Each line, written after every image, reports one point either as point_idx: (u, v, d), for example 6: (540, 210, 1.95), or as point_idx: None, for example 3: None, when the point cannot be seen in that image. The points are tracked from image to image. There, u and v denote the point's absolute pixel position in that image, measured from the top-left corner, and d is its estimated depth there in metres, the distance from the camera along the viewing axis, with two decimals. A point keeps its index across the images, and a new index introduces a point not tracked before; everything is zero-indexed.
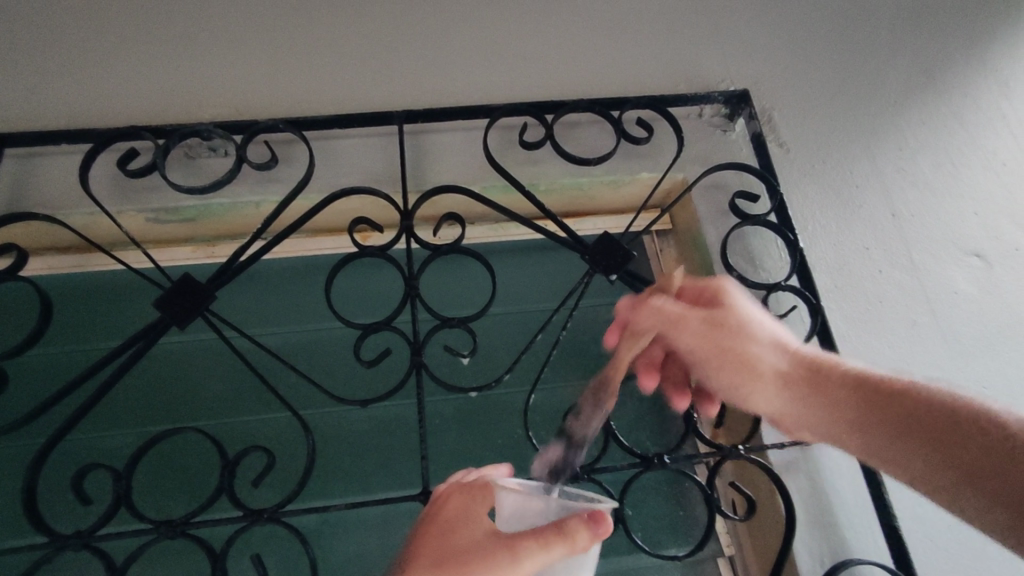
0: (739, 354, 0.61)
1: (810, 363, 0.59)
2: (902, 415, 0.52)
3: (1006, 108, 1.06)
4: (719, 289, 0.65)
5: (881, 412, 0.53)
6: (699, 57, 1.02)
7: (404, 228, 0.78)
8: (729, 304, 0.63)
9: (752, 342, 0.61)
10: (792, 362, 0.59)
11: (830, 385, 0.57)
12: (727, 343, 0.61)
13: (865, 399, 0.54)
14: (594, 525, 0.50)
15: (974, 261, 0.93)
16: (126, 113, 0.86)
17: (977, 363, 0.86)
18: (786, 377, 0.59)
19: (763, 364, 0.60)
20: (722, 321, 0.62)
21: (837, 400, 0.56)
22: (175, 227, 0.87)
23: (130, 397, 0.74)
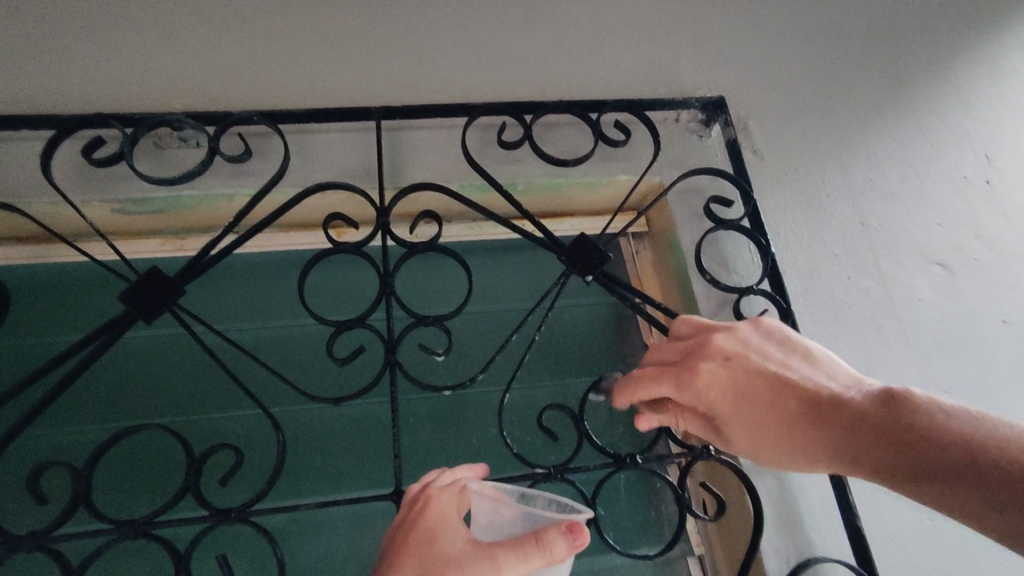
0: (762, 451, 0.62)
1: (817, 420, 0.59)
2: (906, 452, 0.52)
3: (967, 124, 1.10)
4: (697, 390, 0.64)
5: (900, 469, 0.53)
6: (677, 63, 1.03)
7: (380, 225, 0.77)
8: (719, 403, 0.64)
9: (764, 432, 0.62)
10: (801, 430, 0.60)
11: (843, 448, 0.57)
12: (750, 445, 0.63)
13: (881, 458, 0.54)
14: (571, 537, 0.51)
15: (936, 269, 0.96)
16: (93, 100, 0.83)
17: (939, 368, 0.88)
18: (803, 435, 0.59)
19: (782, 447, 0.61)
20: (727, 427, 0.64)
21: (857, 467, 0.56)
22: (142, 219, 0.85)
23: (88, 393, 0.71)
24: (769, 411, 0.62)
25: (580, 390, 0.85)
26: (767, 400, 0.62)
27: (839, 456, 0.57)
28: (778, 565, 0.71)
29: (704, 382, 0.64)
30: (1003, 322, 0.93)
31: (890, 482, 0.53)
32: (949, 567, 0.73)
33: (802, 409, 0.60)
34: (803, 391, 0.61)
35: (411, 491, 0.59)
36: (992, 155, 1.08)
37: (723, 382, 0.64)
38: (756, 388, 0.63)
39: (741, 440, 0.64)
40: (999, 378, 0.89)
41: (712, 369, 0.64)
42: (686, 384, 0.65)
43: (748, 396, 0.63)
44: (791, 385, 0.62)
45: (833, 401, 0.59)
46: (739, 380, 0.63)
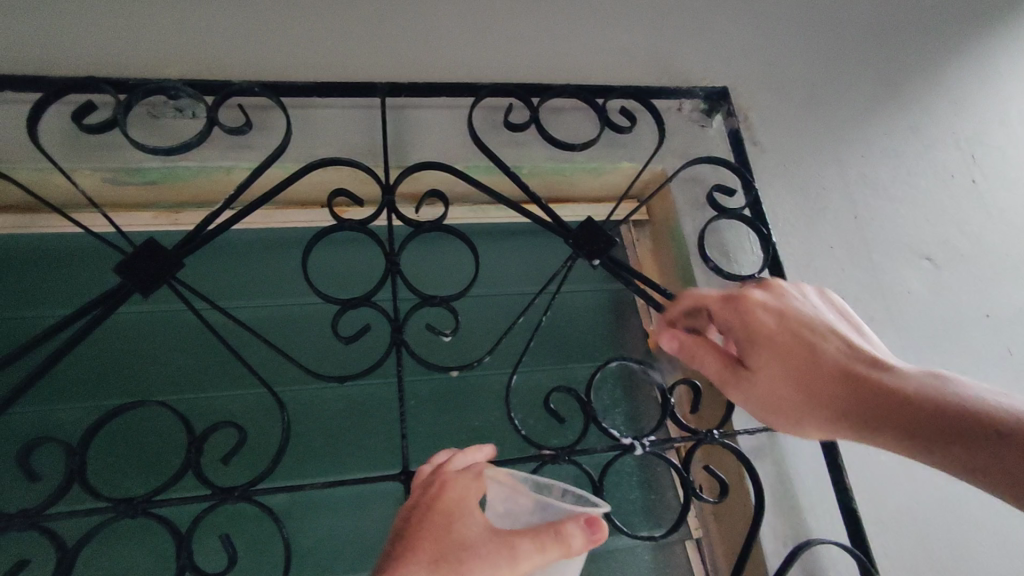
0: (785, 388, 0.62)
1: (853, 379, 0.59)
2: (937, 419, 0.53)
3: (955, 124, 1.13)
4: (743, 311, 0.66)
5: (928, 427, 0.53)
6: (681, 53, 1.03)
7: (386, 203, 0.75)
8: (758, 329, 0.64)
9: (795, 370, 0.62)
10: (832, 376, 0.60)
11: (874, 398, 0.57)
12: (773, 379, 0.63)
13: (915, 411, 0.54)
14: (590, 530, 0.51)
15: (924, 263, 0.98)
16: (83, 63, 0.79)
17: (927, 358, 0.91)
18: (833, 390, 0.59)
19: (808, 387, 0.61)
20: (758, 354, 0.64)
21: (885, 417, 0.56)
22: (135, 189, 0.82)
23: (80, 368, 0.68)
24: (808, 351, 0.62)
25: (582, 374, 0.85)
26: (807, 340, 0.62)
27: (867, 406, 0.57)
28: (774, 549, 0.72)
29: (751, 307, 0.66)
30: (986, 316, 0.96)
31: (917, 436, 0.54)
32: (936, 549, 0.75)
33: (837, 358, 0.61)
34: (843, 346, 0.62)
35: (422, 474, 0.59)
36: (978, 155, 1.11)
37: (769, 313, 0.65)
38: (799, 329, 0.63)
39: (768, 372, 0.63)
40: (981, 370, 0.92)
41: (764, 301, 0.66)
42: (734, 303, 0.67)
43: (789, 332, 0.63)
44: (832, 337, 0.63)
45: (873, 362, 0.59)
46: (785, 317, 0.65)
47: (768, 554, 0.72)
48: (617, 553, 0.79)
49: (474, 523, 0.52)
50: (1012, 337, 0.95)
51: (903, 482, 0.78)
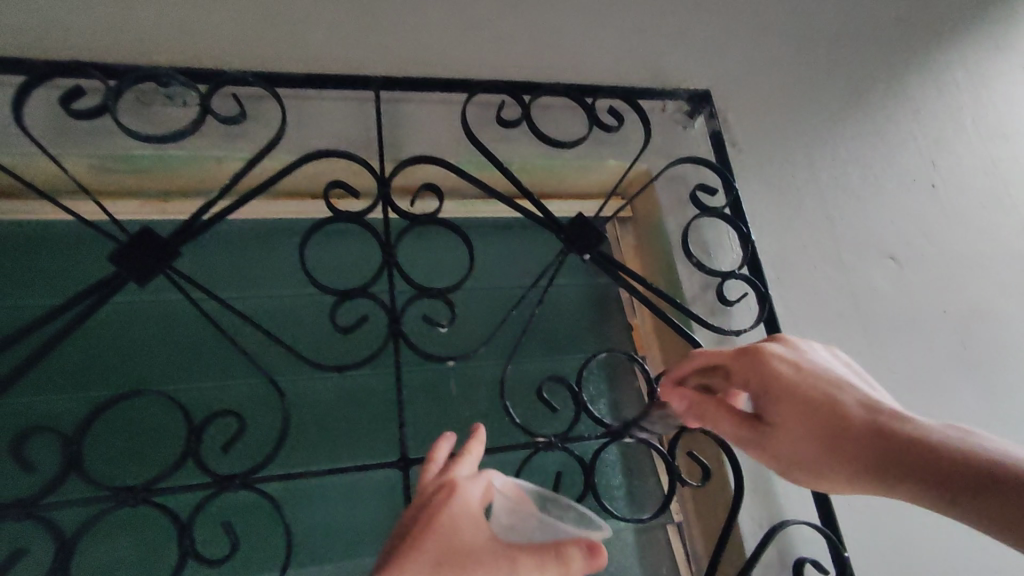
0: (808, 448, 0.62)
1: (877, 436, 0.58)
2: (970, 479, 0.53)
3: (917, 131, 1.20)
4: (760, 366, 0.66)
5: (961, 485, 0.53)
6: (664, 56, 1.07)
7: (382, 196, 0.76)
8: (778, 384, 0.64)
9: (817, 428, 0.61)
10: (855, 430, 0.59)
11: (902, 456, 0.57)
12: (796, 436, 0.62)
13: (946, 470, 0.54)
14: (590, 556, 0.52)
15: (888, 262, 1.04)
16: (69, 46, 0.77)
17: (892, 350, 0.97)
18: (857, 449, 0.59)
19: (832, 446, 0.60)
20: (779, 411, 0.63)
21: (915, 476, 0.55)
22: (124, 176, 0.80)
23: (71, 357, 0.67)
24: (829, 407, 0.61)
25: (570, 365, 0.88)
26: (828, 396, 0.62)
27: (896, 464, 0.57)
28: (751, 530, 0.76)
29: (768, 361, 0.66)
30: (944, 312, 1.03)
31: (952, 495, 0.53)
32: (897, 527, 0.81)
33: (859, 414, 0.60)
34: (863, 399, 0.61)
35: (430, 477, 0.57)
36: (938, 161, 1.18)
37: (787, 367, 0.65)
38: (820, 383, 0.63)
39: (789, 429, 0.62)
40: (938, 363, 0.98)
41: (781, 355, 0.66)
42: (748, 358, 0.67)
43: (808, 387, 0.63)
44: (853, 389, 0.62)
45: (895, 414, 0.59)
46: (804, 371, 0.64)
47: (745, 535, 0.76)
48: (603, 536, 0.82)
49: (479, 531, 0.51)
50: (966, 332, 1.02)
51: None
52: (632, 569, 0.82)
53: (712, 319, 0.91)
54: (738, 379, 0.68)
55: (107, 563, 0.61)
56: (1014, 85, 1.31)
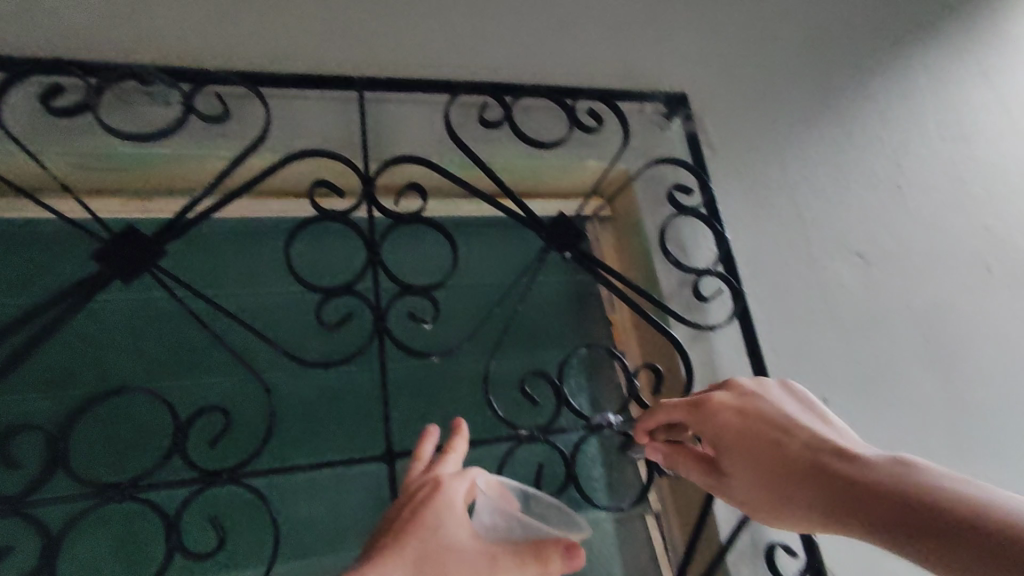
0: (763, 494, 0.64)
1: (823, 480, 0.60)
2: (908, 518, 0.53)
3: (883, 133, 1.24)
4: (709, 418, 0.69)
5: (902, 525, 0.53)
6: (642, 59, 1.10)
7: (365, 195, 0.77)
8: (727, 435, 0.67)
9: (766, 473, 0.64)
10: (802, 475, 0.62)
11: (843, 495, 0.58)
12: (750, 481, 0.65)
13: (881, 507, 0.55)
14: (569, 556, 0.55)
15: (856, 260, 1.08)
16: (49, 43, 0.77)
17: (859, 345, 1.01)
18: (808, 494, 0.61)
19: (781, 489, 0.63)
20: (730, 460, 0.67)
21: (855, 515, 0.57)
22: (106, 175, 0.80)
23: (54, 355, 0.67)
24: (775, 453, 0.64)
25: (552, 361, 0.90)
26: (774, 440, 0.65)
27: (846, 507, 0.58)
28: (725, 520, 0.79)
29: (715, 411, 0.69)
30: (909, 307, 1.07)
31: (891, 533, 0.54)
32: None
33: (804, 456, 0.62)
34: (811, 442, 0.63)
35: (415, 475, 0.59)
36: (903, 163, 1.23)
37: (733, 414, 0.68)
38: (766, 428, 0.66)
39: (743, 476, 0.66)
40: (902, 358, 1.02)
41: (726, 401, 0.69)
42: (698, 411, 0.70)
43: (756, 433, 0.66)
44: (800, 431, 0.64)
45: (841, 455, 0.61)
46: (751, 417, 0.67)
47: (720, 522, 0.79)
48: None
49: (462, 530, 0.53)
50: (929, 328, 1.06)
51: None
52: (611, 558, 0.84)
53: (688, 315, 0.94)
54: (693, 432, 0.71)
55: (93, 559, 0.61)
56: (975, 90, 1.37)
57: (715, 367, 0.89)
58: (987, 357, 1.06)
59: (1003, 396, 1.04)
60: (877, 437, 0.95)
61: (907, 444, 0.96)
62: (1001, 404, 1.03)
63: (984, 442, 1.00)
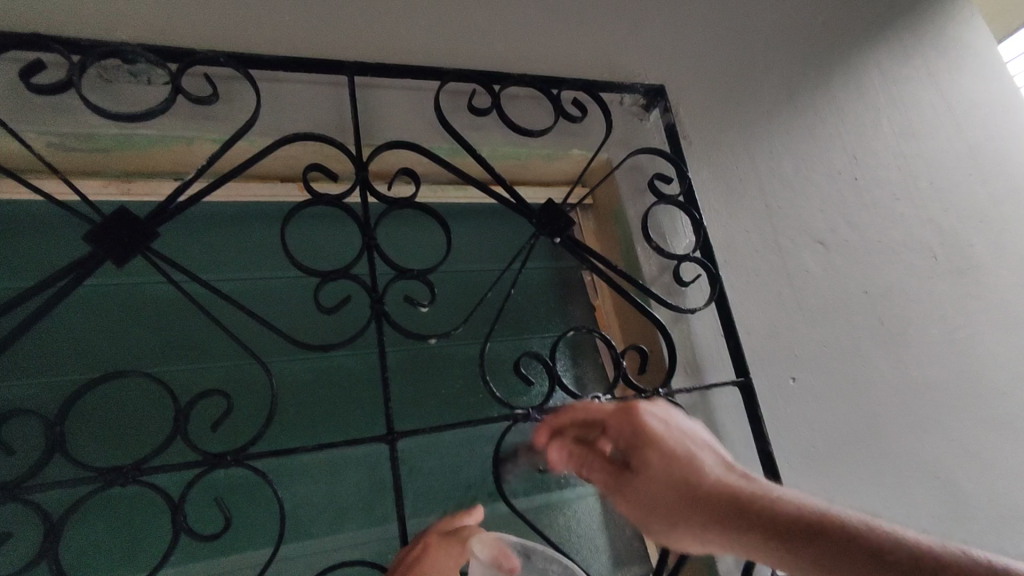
0: (663, 502, 0.58)
1: (726, 495, 0.56)
2: (811, 541, 0.52)
3: (841, 128, 1.32)
4: (634, 420, 0.63)
5: (807, 547, 0.52)
6: (621, 52, 1.13)
7: (360, 180, 0.77)
8: (645, 439, 0.61)
9: (677, 483, 0.58)
10: (710, 488, 0.57)
11: (748, 512, 0.54)
12: (659, 487, 0.59)
13: (793, 527, 0.53)
14: None
15: (819, 247, 1.15)
16: (24, 17, 0.74)
17: (822, 326, 1.08)
18: (712, 508, 0.56)
19: (691, 502, 0.57)
20: (642, 463, 0.60)
21: (768, 537, 0.53)
22: (89, 155, 0.78)
23: (47, 341, 0.66)
24: (687, 463, 0.59)
25: (538, 344, 0.93)
26: (688, 453, 0.59)
27: (750, 526, 0.54)
28: None
29: (641, 417, 0.63)
30: (865, 292, 1.14)
31: (792, 554, 0.53)
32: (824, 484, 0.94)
33: (716, 473, 0.58)
34: (722, 459, 0.59)
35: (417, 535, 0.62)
36: (860, 156, 1.31)
37: (658, 423, 0.62)
38: (683, 440, 0.60)
39: (651, 483, 0.59)
40: (859, 337, 1.09)
41: (653, 409, 0.63)
42: (624, 413, 0.64)
43: (672, 443, 0.60)
44: (712, 448, 0.60)
45: (746, 475, 0.57)
46: (672, 428, 0.61)
47: None
48: (571, 501, 0.88)
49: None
50: (884, 311, 1.14)
51: (799, 431, 0.97)
52: (598, 531, 0.88)
53: (668, 300, 0.98)
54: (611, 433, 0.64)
55: (100, 541, 0.62)
56: (921, 88, 1.46)
57: (695, 347, 0.94)
58: (934, 336, 1.15)
59: (949, 372, 1.13)
60: (840, 410, 1.01)
61: (866, 417, 1.03)
62: (949, 380, 1.12)
63: (936, 414, 1.08)
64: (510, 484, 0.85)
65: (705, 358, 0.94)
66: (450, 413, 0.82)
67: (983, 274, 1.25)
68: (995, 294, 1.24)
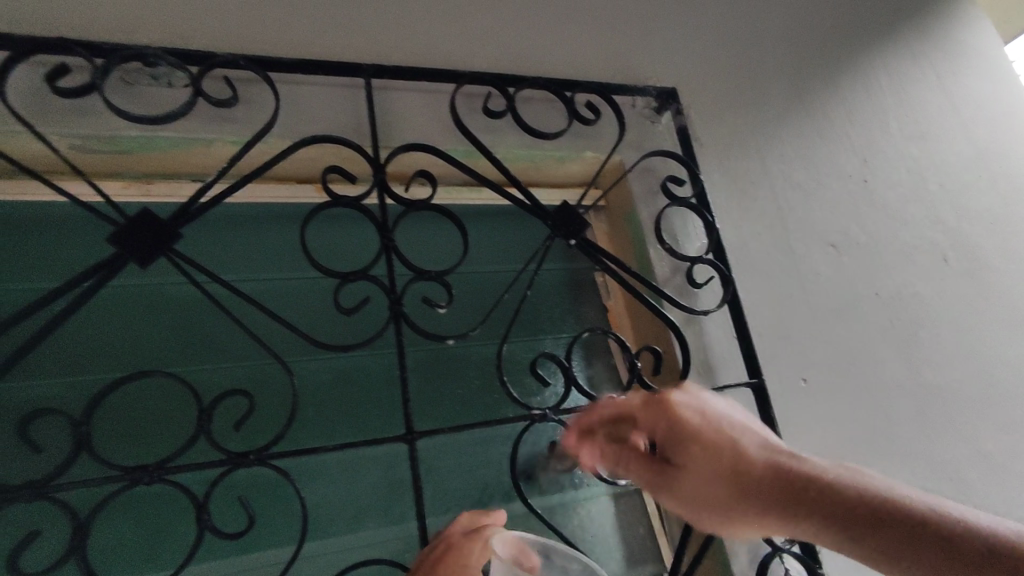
0: (711, 490, 0.61)
1: (771, 475, 0.59)
2: (855, 517, 0.56)
3: (850, 130, 1.32)
4: (667, 415, 0.64)
5: (852, 522, 0.56)
6: (633, 56, 1.14)
7: (378, 182, 0.78)
8: (685, 433, 0.63)
9: (725, 472, 0.60)
10: (754, 471, 0.60)
11: (795, 492, 0.58)
12: (708, 478, 0.61)
13: (845, 508, 0.56)
14: None
15: (829, 249, 1.16)
16: (47, 22, 0.74)
17: (833, 328, 1.08)
18: (762, 492, 0.59)
19: (741, 488, 0.60)
20: (684, 457, 0.62)
21: (814, 514, 0.57)
22: (110, 157, 0.79)
23: (73, 341, 0.67)
24: (729, 450, 0.61)
25: (552, 346, 0.94)
26: (728, 439, 0.61)
27: (796, 502, 0.58)
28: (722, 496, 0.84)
29: (675, 409, 0.64)
30: (875, 294, 1.15)
31: (839, 528, 0.56)
32: None
33: (759, 455, 0.60)
34: (761, 440, 0.61)
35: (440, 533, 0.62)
36: (869, 158, 1.31)
37: (693, 413, 0.64)
38: (720, 427, 0.62)
39: (697, 475, 0.62)
40: (872, 340, 1.10)
41: (684, 399, 0.64)
42: (654, 407, 0.65)
43: (711, 432, 0.62)
44: (751, 429, 0.62)
45: (788, 453, 0.60)
46: (706, 415, 0.63)
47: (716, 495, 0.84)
48: (586, 501, 0.89)
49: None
50: (894, 313, 1.14)
51: (812, 433, 0.97)
52: (611, 531, 0.89)
53: (680, 302, 0.99)
54: (646, 429, 0.65)
55: (125, 539, 0.62)
56: (929, 91, 1.47)
57: (708, 349, 0.94)
58: (945, 338, 1.15)
59: (960, 374, 1.13)
60: (852, 412, 1.02)
61: (878, 418, 1.03)
62: (959, 382, 1.12)
63: (947, 415, 1.08)
64: (525, 483, 0.86)
65: (718, 360, 0.95)
66: (466, 414, 0.82)
67: (992, 275, 1.26)
68: (1003, 295, 1.24)
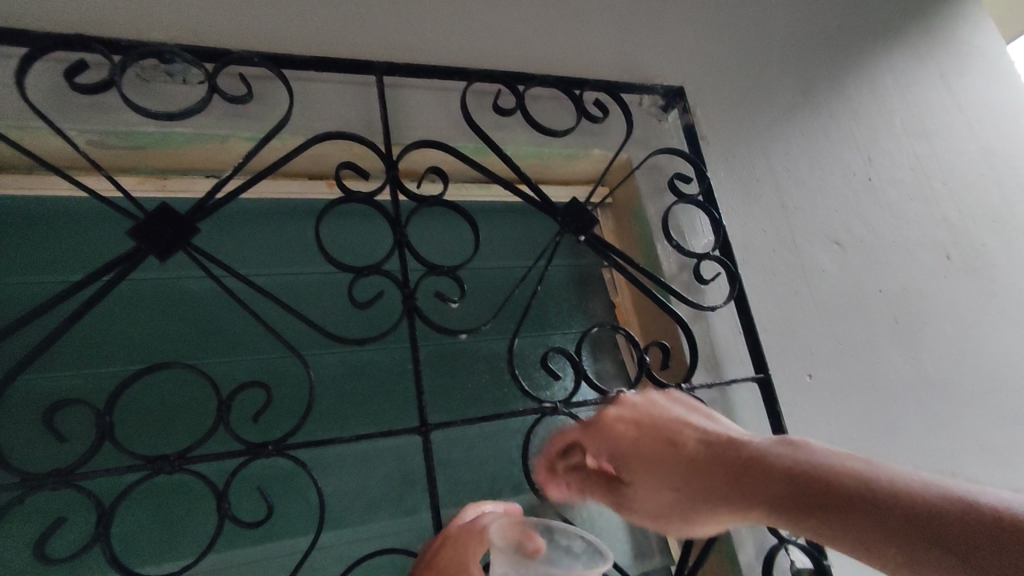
0: (662, 499, 0.57)
1: (713, 470, 0.55)
2: (800, 498, 0.51)
3: (854, 128, 1.34)
4: (604, 434, 0.61)
5: (800, 502, 0.51)
6: (640, 54, 1.15)
7: (390, 178, 0.79)
8: (624, 447, 0.59)
9: (672, 476, 0.57)
10: (697, 470, 0.55)
11: (741, 485, 0.53)
12: (656, 488, 0.57)
13: (791, 488, 0.52)
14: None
15: (834, 247, 1.17)
16: (66, 19, 0.75)
17: (838, 324, 1.09)
18: (710, 492, 0.55)
19: (688, 491, 0.56)
20: (629, 473, 0.59)
21: (767, 504, 0.52)
22: (127, 153, 0.80)
23: (95, 333, 0.68)
24: (669, 455, 0.57)
25: (561, 340, 0.95)
26: (667, 443, 0.58)
27: (744, 496, 0.53)
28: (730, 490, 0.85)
29: (609, 425, 0.61)
30: (880, 291, 1.16)
31: (792, 512, 0.51)
32: None
33: (700, 452, 0.56)
34: (701, 436, 0.57)
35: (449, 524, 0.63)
36: (873, 156, 1.32)
37: (628, 426, 0.60)
38: (657, 433, 0.59)
39: (645, 486, 0.58)
40: (876, 336, 1.11)
41: (618, 414, 0.62)
42: (593, 428, 0.62)
43: (649, 440, 0.59)
44: (690, 428, 0.58)
45: (729, 442, 0.56)
46: (643, 424, 0.60)
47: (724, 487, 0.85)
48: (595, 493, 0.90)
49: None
50: (899, 310, 1.15)
51: (817, 427, 0.98)
52: (619, 524, 0.90)
53: (688, 298, 1.00)
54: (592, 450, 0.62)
55: (147, 526, 0.64)
56: (932, 90, 1.48)
57: (715, 344, 0.95)
58: (949, 334, 1.16)
59: (964, 370, 1.14)
60: (857, 407, 1.03)
61: (882, 413, 1.04)
62: (963, 378, 1.13)
63: (950, 411, 1.09)
64: None
65: (724, 355, 0.96)
66: (478, 407, 0.84)
67: (995, 273, 1.27)
68: (1006, 293, 1.26)
